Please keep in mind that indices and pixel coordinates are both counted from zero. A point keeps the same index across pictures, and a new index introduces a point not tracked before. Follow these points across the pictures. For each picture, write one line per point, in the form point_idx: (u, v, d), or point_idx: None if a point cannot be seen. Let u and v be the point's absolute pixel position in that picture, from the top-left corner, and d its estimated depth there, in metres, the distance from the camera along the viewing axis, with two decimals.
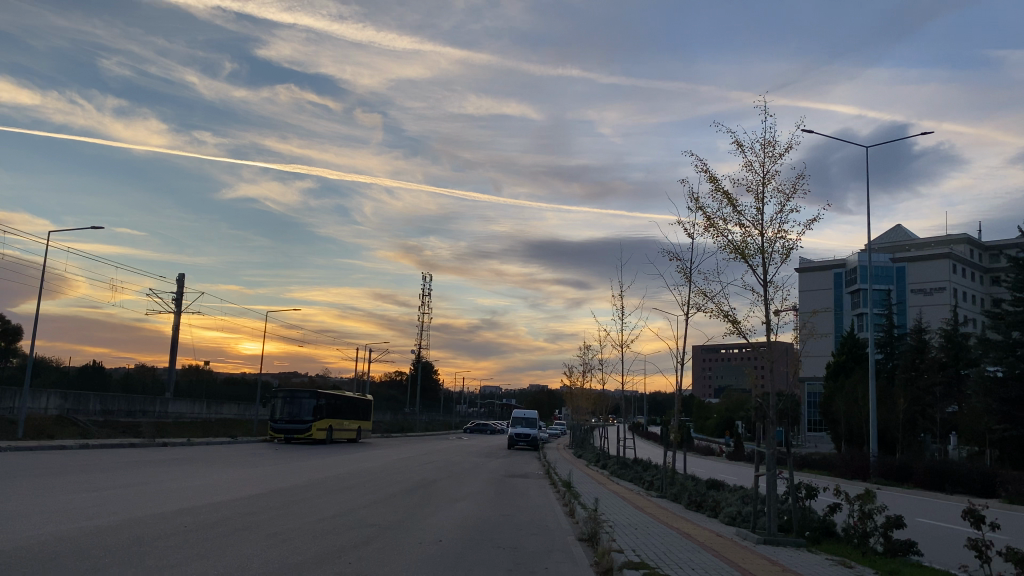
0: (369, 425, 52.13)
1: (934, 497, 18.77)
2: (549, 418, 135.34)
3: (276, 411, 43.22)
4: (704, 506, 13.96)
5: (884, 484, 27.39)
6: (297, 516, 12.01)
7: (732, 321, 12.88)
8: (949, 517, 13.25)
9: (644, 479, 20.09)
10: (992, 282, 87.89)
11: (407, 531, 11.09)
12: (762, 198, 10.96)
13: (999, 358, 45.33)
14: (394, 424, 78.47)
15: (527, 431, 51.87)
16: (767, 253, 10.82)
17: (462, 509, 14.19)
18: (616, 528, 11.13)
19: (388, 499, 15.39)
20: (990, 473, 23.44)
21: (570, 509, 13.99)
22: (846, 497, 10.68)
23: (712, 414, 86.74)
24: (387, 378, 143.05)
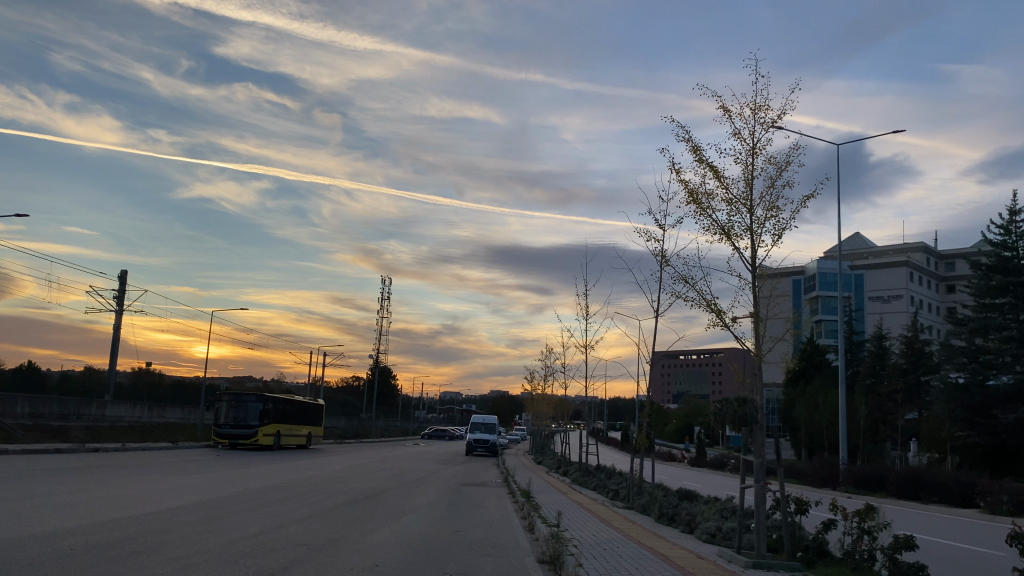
0: (320, 431, 50.18)
1: (921, 513, 17.53)
2: (509, 424, 133.96)
3: (220, 415, 41.09)
4: (677, 520, 12.59)
5: (855, 493, 26.35)
6: (214, 536, 10.35)
7: (716, 313, 11.43)
8: (955, 539, 11.92)
9: (609, 489, 18.63)
10: (948, 291, 88.50)
11: (337, 553, 9.49)
12: (751, 170, 9.47)
13: (961, 365, 44.72)
14: (349, 430, 76.39)
15: (486, 437, 50.40)
16: (757, 233, 9.31)
17: (410, 525, 12.68)
18: (583, 548, 9.71)
19: (328, 513, 13.81)
20: (969, 482, 22.41)
21: (529, 525, 12.62)
22: (843, 512, 9.36)
23: (672, 420, 86.04)
24: (344, 383, 140.51)
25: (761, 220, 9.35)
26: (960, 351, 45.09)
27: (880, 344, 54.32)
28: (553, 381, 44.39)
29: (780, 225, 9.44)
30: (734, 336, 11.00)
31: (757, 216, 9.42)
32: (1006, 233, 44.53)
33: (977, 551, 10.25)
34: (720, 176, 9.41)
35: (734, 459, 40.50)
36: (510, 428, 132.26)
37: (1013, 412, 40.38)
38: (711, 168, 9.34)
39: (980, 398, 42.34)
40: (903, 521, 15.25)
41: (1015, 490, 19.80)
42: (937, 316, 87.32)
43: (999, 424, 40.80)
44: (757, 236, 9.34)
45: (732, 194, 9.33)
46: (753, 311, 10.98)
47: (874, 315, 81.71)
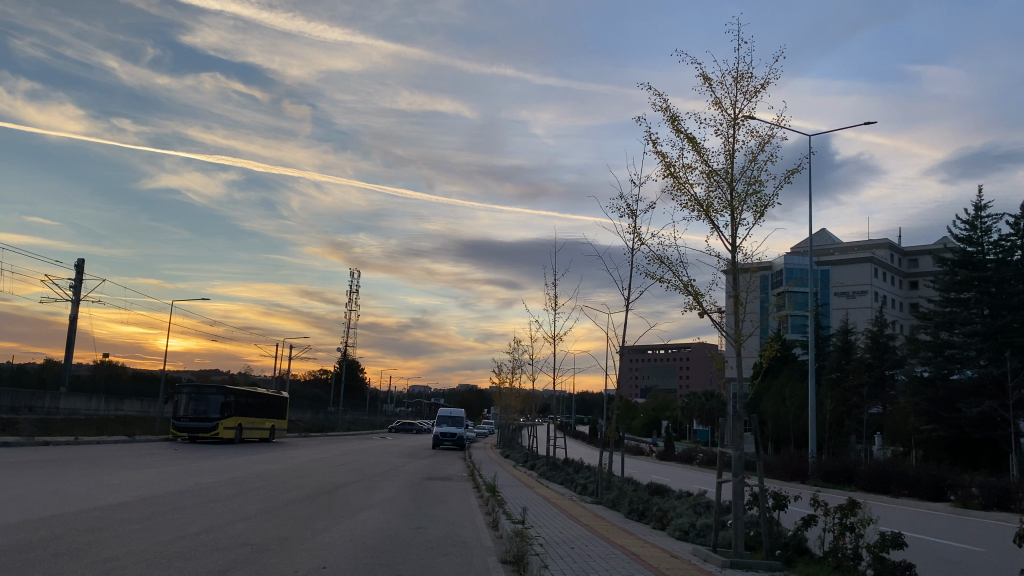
0: (283, 424, 49.14)
1: (898, 509, 17.12)
2: (477, 418, 133.34)
3: (179, 407, 39.85)
4: (647, 516, 12.02)
5: (825, 486, 26.07)
6: (151, 535, 9.55)
7: (693, 295, 10.85)
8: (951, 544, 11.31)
9: (577, 483, 18.09)
10: (911, 287, 89.40)
11: (285, 553, 8.78)
12: (731, 143, 8.92)
13: (927, 359, 44.90)
14: (314, 424, 75.19)
15: (453, 430, 49.67)
16: (737, 209, 8.77)
17: (367, 522, 11.97)
18: (549, 547, 9.08)
19: (280, 509, 13.04)
20: (940, 476, 22.13)
21: (493, 521, 11.98)
22: (824, 508, 8.84)
23: (640, 414, 85.95)
24: (310, 376, 138.93)
25: (742, 196, 8.81)
26: (926, 345, 45.04)
27: (845, 339, 54.47)
28: (521, 374, 43.78)
29: (762, 202, 8.91)
30: (712, 319, 10.43)
31: (738, 193, 8.87)
32: (971, 228, 44.45)
33: (961, 552, 9.81)
34: (700, 148, 8.85)
35: (703, 453, 40.19)
36: (478, 422, 131.70)
37: (977, 406, 40.59)
38: (690, 139, 8.76)
39: (945, 391, 42.52)
40: (884, 519, 14.75)
41: (984, 483, 19.61)
42: (901, 313, 88.17)
43: (963, 418, 41.03)
44: (738, 213, 8.79)
45: (712, 167, 8.77)
46: (733, 295, 10.44)
47: (840, 311, 82.23)
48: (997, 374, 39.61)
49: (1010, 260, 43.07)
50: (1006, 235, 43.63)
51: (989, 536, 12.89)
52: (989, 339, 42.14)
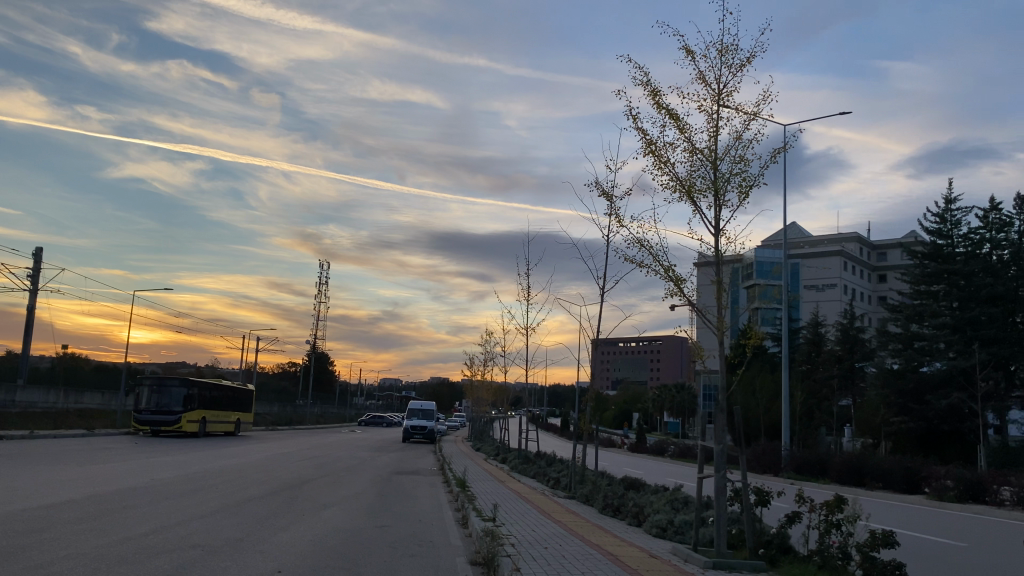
0: (250, 417, 48.26)
1: (881, 506, 16.89)
2: (448, 410, 132.69)
3: (141, 400, 38.80)
4: (624, 512, 11.55)
5: (798, 479, 25.94)
6: (96, 536, 8.90)
7: (673, 281, 10.37)
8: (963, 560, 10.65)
9: (550, 477, 17.64)
10: (880, 280, 90.16)
11: (237, 556, 8.15)
12: (715, 119, 8.44)
13: (896, 351, 45.03)
14: (283, 417, 74.07)
15: (423, 423, 49.10)
16: (721, 190, 8.29)
17: (330, 520, 11.35)
18: (520, 546, 8.58)
19: (238, 506, 12.41)
20: (915, 469, 22.01)
21: (463, 518, 11.44)
22: (809, 504, 8.42)
23: (612, 406, 85.89)
24: (280, 369, 137.32)
25: (726, 175, 8.34)
26: (896, 338, 45.24)
27: (816, 331, 54.61)
28: (492, 366, 43.29)
29: (748, 183, 8.46)
30: (692, 306, 9.95)
31: (722, 172, 8.39)
32: (941, 221, 44.47)
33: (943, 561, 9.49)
34: (682, 125, 8.37)
35: (674, 444, 40.02)
36: (449, 414, 131.11)
37: (946, 398, 40.93)
38: (672, 114, 8.29)
39: (914, 384, 42.74)
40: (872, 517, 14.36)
41: (958, 475, 19.47)
42: (870, 306, 88.95)
43: (932, 410, 41.35)
44: (723, 193, 8.30)
45: (696, 146, 8.31)
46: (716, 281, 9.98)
47: (810, 304, 82.70)
48: (965, 367, 39.86)
49: (979, 254, 43.19)
50: (975, 228, 43.79)
51: (986, 541, 12.49)
52: (958, 331, 42.34)
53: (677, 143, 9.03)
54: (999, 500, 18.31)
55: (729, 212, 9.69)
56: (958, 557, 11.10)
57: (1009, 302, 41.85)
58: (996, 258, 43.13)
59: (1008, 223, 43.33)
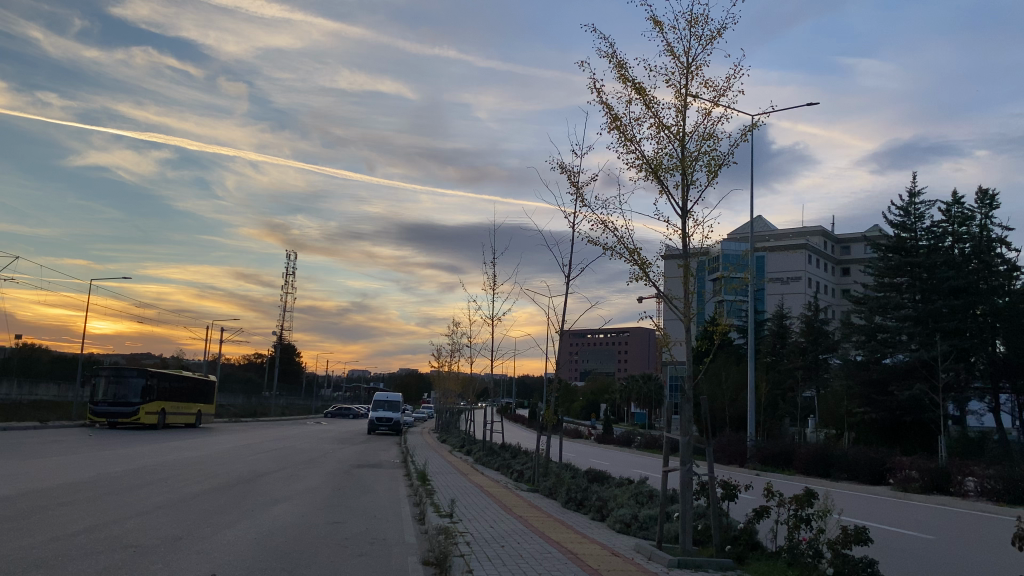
0: (211, 409, 47.26)
1: (846, 499, 16.68)
2: (416, 402, 131.88)
3: (97, 391, 37.64)
4: (586, 506, 11.15)
5: (764, 469, 25.79)
6: (21, 536, 8.28)
7: (639, 265, 9.91)
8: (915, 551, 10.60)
9: (513, 470, 17.17)
10: (844, 273, 91.00)
11: (170, 557, 7.60)
12: (684, 93, 8.02)
13: (860, 343, 45.33)
14: (247, 409, 72.91)
15: (389, 415, 48.49)
16: (689, 169, 7.86)
17: (281, 516, 10.79)
18: (476, 544, 8.08)
19: (185, 502, 11.81)
20: (879, 460, 21.90)
21: (420, 515, 10.93)
22: (779, 499, 8.04)
23: (580, 397, 85.87)
24: (245, 361, 135.44)
25: (694, 153, 7.91)
26: (860, 329, 45.34)
27: (781, 324, 54.85)
28: (458, 358, 42.81)
29: (715, 162, 8.06)
30: (658, 291, 9.50)
31: (691, 150, 7.95)
32: (905, 214, 44.76)
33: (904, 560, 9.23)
34: (650, 99, 7.94)
35: (641, 436, 39.82)
36: (417, 406, 130.33)
37: (908, 389, 41.15)
38: (640, 89, 7.84)
39: (877, 375, 42.93)
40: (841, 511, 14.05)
41: (922, 466, 19.37)
42: (834, 299, 89.78)
43: (895, 401, 41.61)
44: (690, 172, 7.89)
45: (663, 122, 7.87)
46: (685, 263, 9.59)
47: (775, 296, 83.22)
48: (927, 358, 40.12)
49: (942, 247, 43.45)
50: (938, 222, 44.20)
51: (950, 536, 12.29)
52: (920, 323, 42.63)
53: (644, 119, 8.58)
54: (963, 491, 18.21)
55: (698, 194, 9.25)
56: (929, 553, 10.83)
57: (970, 294, 42.21)
58: (959, 251, 43.47)
59: (971, 217, 43.73)
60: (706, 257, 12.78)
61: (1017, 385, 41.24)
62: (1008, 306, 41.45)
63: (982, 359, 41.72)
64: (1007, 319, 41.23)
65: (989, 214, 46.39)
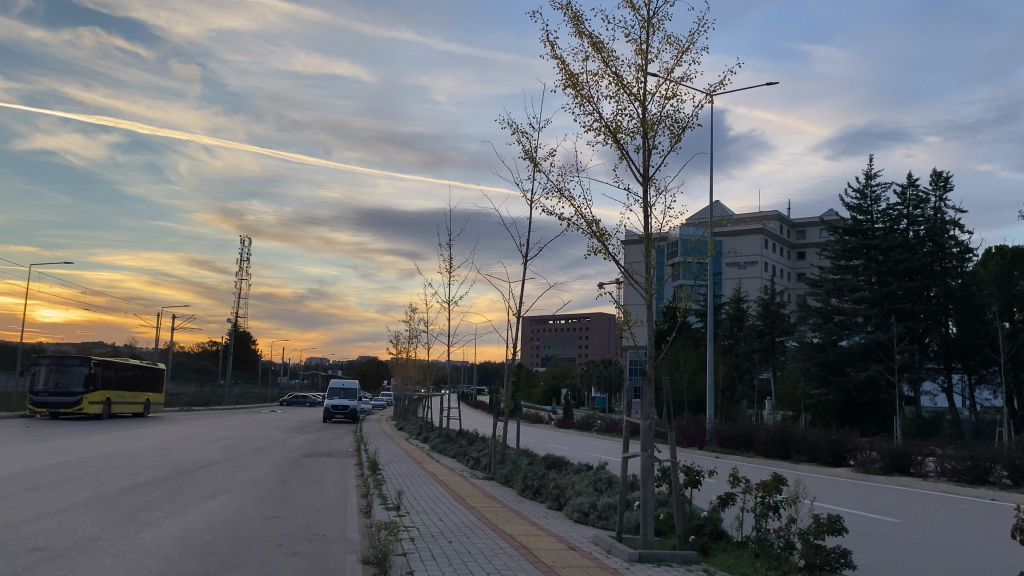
0: (160, 398, 45.91)
1: (808, 483, 16.34)
2: (375, 389, 130.73)
3: (37, 380, 36.19)
4: (543, 494, 10.58)
5: (724, 452, 25.59)
6: None
7: (597, 237, 9.26)
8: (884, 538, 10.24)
9: (470, 457, 16.54)
10: (800, 257, 91.87)
11: (81, 560, 6.86)
12: (645, 50, 7.42)
13: (817, 326, 45.10)
14: (199, 397, 71.32)
15: (345, 402, 47.57)
16: (651, 133, 7.28)
17: (216, 512, 10.06)
18: (421, 539, 7.42)
19: (113, 497, 11.03)
20: (840, 441, 21.74)
21: (367, 508, 10.28)
22: (747, 486, 7.56)
23: (540, 382, 85.74)
24: (200, 348, 132.86)
25: (655, 115, 7.33)
26: (817, 312, 45.42)
27: (738, 307, 54.93)
28: (415, 344, 42.03)
29: (678, 126, 7.53)
30: (618, 265, 8.89)
31: (652, 114, 7.35)
32: (862, 197, 44.64)
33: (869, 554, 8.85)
34: (608, 56, 7.33)
35: (600, 420, 39.55)
36: (377, 393, 129.23)
37: (864, 370, 41.56)
38: (597, 45, 7.22)
39: (834, 357, 43.22)
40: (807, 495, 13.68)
41: (883, 447, 19.24)
42: (790, 282, 90.69)
43: (851, 381, 42.00)
44: (652, 135, 7.30)
45: (623, 81, 7.27)
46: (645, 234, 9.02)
47: (733, 280, 83.75)
48: (884, 339, 40.45)
49: (897, 230, 43.69)
50: (894, 205, 44.29)
51: (919, 518, 11.99)
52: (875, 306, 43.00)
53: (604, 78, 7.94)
54: (924, 471, 18.11)
55: (661, 159, 8.65)
56: (890, 537, 10.42)
57: (925, 277, 42.65)
58: (914, 234, 43.69)
59: (925, 199, 44.05)
60: (667, 242, 12.12)
61: (969, 366, 41.91)
62: (961, 288, 42.27)
63: (936, 340, 42.27)
64: (959, 301, 41.82)
65: (943, 196, 46.87)
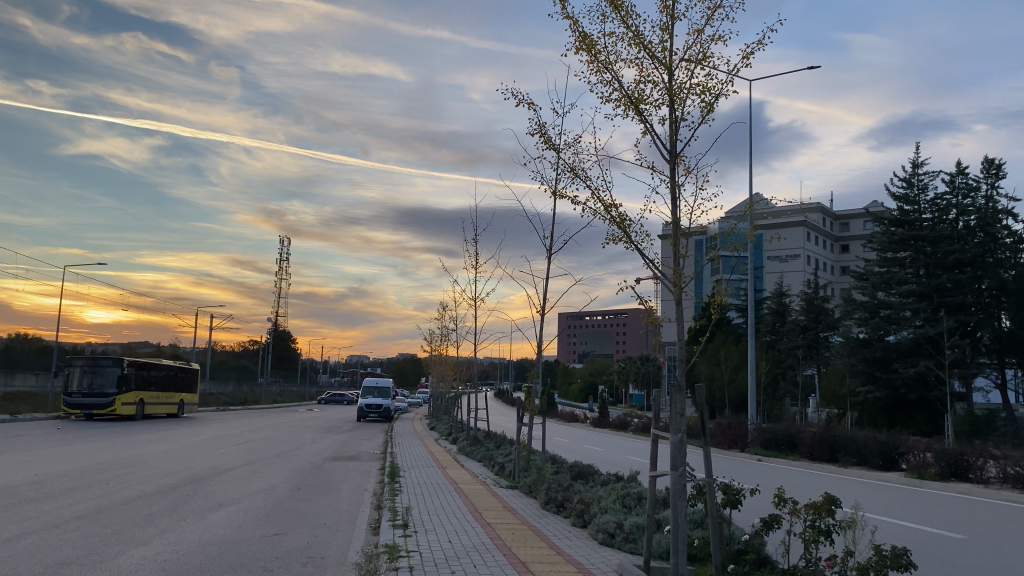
0: (194, 398, 45.88)
1: (862, 492, 15.11)
2: (413, 387, 130.80)
3: (71, 381, 36.16)
4: (567, 509, 9.70)
5: (766, 455, 24.39)
6: None
7: (620, 226, 8.30)
8: (948, 559, 9.06)
9: (495, 463, 15.67)
10: (843, 250, 89.53)
11: None
12: (670, 5, 6.52)
13: (862, 320, 43.45)
14: (236, 397, 71.69)
15: (379, 402, 47.08)
16: (678, 101, 6.39)
17: (213, 527, 9.36)
18: (421, 567, 6.60)
19: (110, 510, 10.43)
20: (892, 444, 20.39)
21: (375, 523, 9.49)
22: (795, 506, 6.58)
23: (577, 380, 84.70)
24: (240, 347, 134.27)
25: (682, 83, 6.44)
26: (862, 306, 43.66)
27: (780, 302, 53.31)
28: (447, 342, 41.34)
29: (706, 94, 6.65)
30: (643, 258, 7.90)
31: (680, 81, 6.46)
32: (908, 186, 42.78)
33: None
34: (625, 15, 6.49)
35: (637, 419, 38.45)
36: (414, 391, 129.31)
37: (913, 366, 39.84)
38: (614, 2, 6.39)
39: (880, 352, 41.54)
40: (860, 508, 12.46)
41: (938, 449, 17.98)
42: (833, 276, 88.42)
43: (899, 377, 40.30)
44: (680, 103, 6.39)
45: (645, 44, 6.42)
46: (674, 220, 8.04)
47: (774, 275, 81.78)
48: (933, 334, 38.74)
49: (946, 220, 41.75)
50: (942, 194, 42.34)
51: (988, 534, 10.75)
52: (924, 299, 41.17)
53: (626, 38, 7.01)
54: (984, 477, 16.76)
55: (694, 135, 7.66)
56: (965, 559, 9.11)
57: (975, 268, 40.67)
58: (964, 224, 41.67)
59: (975, 187, 42.06)
60: (698, 236, 11.00)
61: None
62: (1015, 280, 40.22)
63: (987, 334, 40.29)
64: (1013, 293, 39.84)
65: (994, 183, 44.87)
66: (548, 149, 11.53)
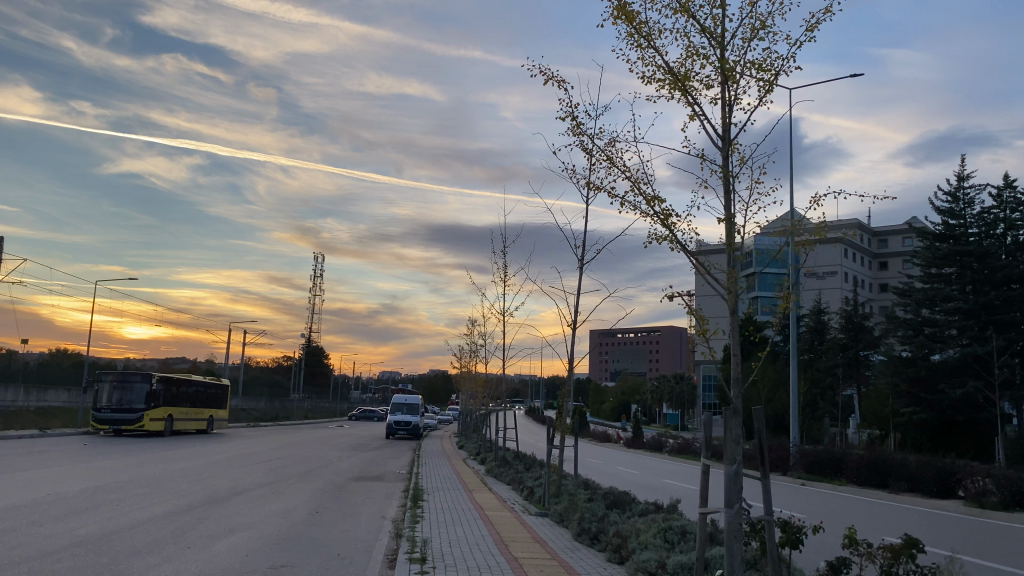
0: (224, 414, 45.63)
1: (920, 523, 13.96)
2: (444, 405, 130.19)
3: (100, 397, 35.99)
4: (602, 542, 8.87)
5: (810, 479, 23.20)
6: None
7: (665, 222, 7.52)
8: None
9: (524, 487, 14.89)
10: (881, 267, 87.44)
11: None
12: None
13: (906, 338, 41.92)
14: (267, 413, 71.59)
15: (407, 419, 46.43)
16: (732, 78, 5.74)
17: (218, 557, 8.62)
18: None
19: (116, 533, 9.83)
20: (947, 469, 19.12)
21: (392, 556, 8.72)
22: (868, 549, 5.74)
23: (609, 398, 83.39)
24: (273, 363, 135.01)
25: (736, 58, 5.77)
26: (905, 324, 42.08)
27: (818, 319, 51.82)
28: (476, 359, 40.57)
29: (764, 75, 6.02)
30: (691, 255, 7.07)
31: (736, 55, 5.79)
32: (954, 200, 41.33)
33: None
34: None
35: (671, 439, 37.36)
36: (445, 408, 128.71)
37: (960, 387, 38.20)
38: None
39: (925, 372, 39.95)
40: (928, 542, 11.31)
41: (999, 476, 16.75)
42: (872, 293, 86.24)
43: (945, 399, 38.68)
44: (733, 82, 5.74)
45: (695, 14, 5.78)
46: (727, 218, 7.23)
47: (811, 292, 79.92)
48: (981, 353, 37.15)
49: (994, 235, 40.16)
50: (989, 208, 40.79)
51: None
52: (971, 317, 39.55)
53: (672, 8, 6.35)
54: None
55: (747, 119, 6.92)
56: None
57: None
58: (1012, 239, 40.01)
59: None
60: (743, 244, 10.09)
61: None
62: None
63: None
64: None
65: None
66: (581, 135, 10.79)
